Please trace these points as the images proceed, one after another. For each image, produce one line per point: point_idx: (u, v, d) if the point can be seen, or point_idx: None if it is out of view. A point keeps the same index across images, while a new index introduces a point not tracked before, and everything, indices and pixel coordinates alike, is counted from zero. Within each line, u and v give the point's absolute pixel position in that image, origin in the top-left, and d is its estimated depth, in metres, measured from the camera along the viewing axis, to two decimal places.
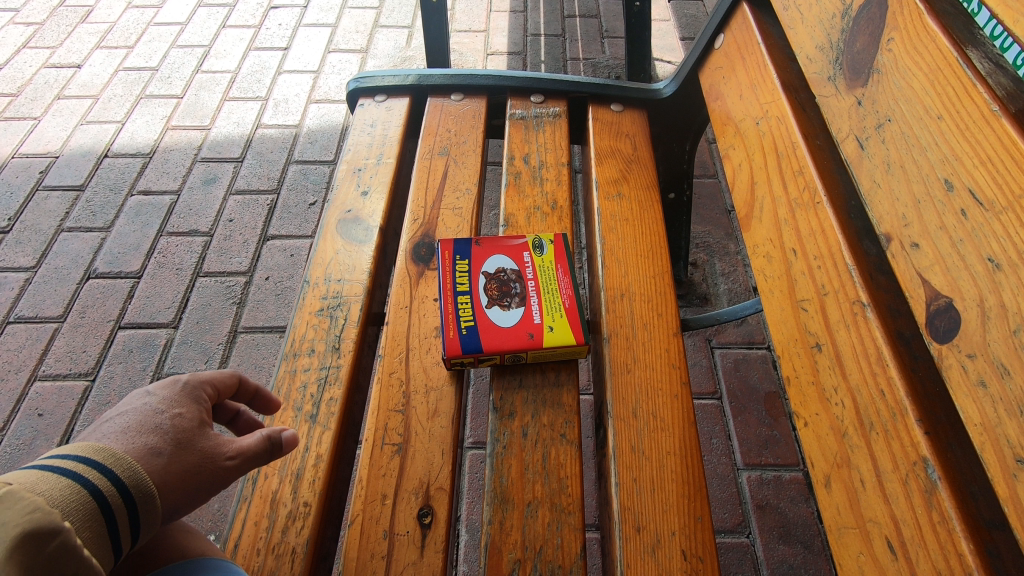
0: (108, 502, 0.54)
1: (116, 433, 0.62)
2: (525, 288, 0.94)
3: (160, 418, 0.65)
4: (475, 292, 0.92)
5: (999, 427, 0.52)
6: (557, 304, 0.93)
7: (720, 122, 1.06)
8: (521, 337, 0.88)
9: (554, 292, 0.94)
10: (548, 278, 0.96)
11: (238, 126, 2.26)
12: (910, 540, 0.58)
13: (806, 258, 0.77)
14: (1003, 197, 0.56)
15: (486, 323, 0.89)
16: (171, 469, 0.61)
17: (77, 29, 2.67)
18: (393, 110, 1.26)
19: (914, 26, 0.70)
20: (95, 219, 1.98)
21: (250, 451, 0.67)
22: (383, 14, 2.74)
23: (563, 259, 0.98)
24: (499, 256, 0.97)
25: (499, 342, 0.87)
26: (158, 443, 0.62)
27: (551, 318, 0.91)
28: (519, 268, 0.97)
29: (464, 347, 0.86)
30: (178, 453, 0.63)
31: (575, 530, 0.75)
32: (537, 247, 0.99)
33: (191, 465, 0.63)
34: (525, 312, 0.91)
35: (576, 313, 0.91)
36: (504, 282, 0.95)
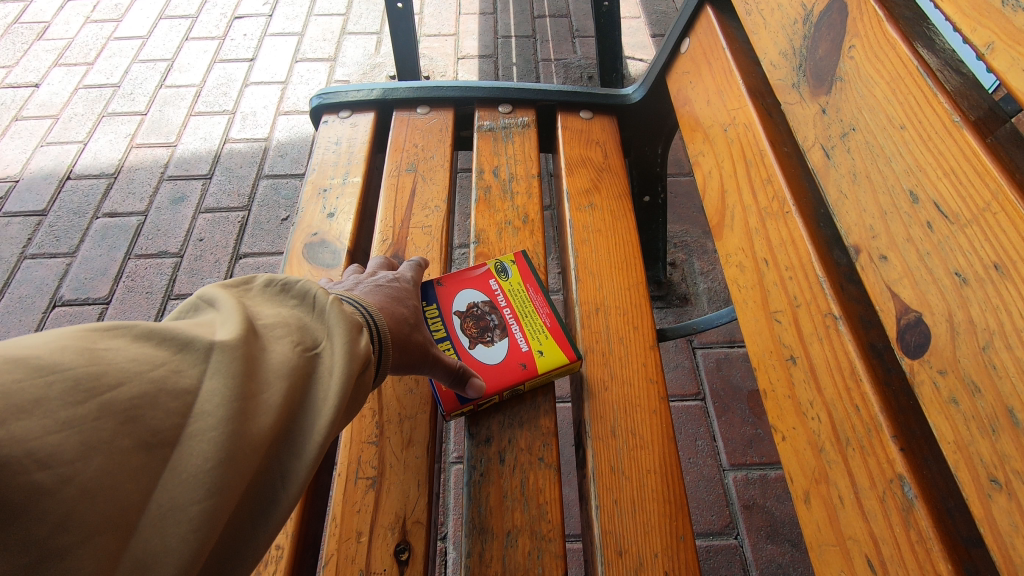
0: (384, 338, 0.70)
1: (379, 300, 0.78)
2: (504, 319, 0.93)
3: (404, 302, 0.82)
4: (451, 335, 0.90)
5: (972, 446, 0.51)
6: (540, 325, 0.92)
7: (688, 128, 1.05)
8: (514, 368, 0.86)
9: (535, 314, 0.93)
10: (522, 303, 0.95)
11: (205, 141, 2.21)
12: (889, 559, 0.57)
13: (777, 268, 0.76)
14: (968, 209, 0.55)
15: (474, 364, 0.87)
16: (404, 334, 0.75)
17: (33, 47, 2.59)
18: (358, 126, 1.24)
19: (875, 33, 0.69)
20: (59, 244, 1.93)
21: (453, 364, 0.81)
22: (351, 21, 2.70)
23: (529, 277, 0.97)
24: (466, 291, 0.95)
25: (497, 381, 0.85)
26: (408, 317, 0.79)
27: (537, 342, 0.89)
28: (490, 298, 0.95)
29: (462, 397, 0.83)
30: (414, 326, 0.78)
31: (557, 557, 0.74)
32: (500, 273, 0.97)
33: (417, 339, 0.77)
34: (512, 344, 0.90)
35: (560, 327, 0.91)
36: (478, 316, 0.93)
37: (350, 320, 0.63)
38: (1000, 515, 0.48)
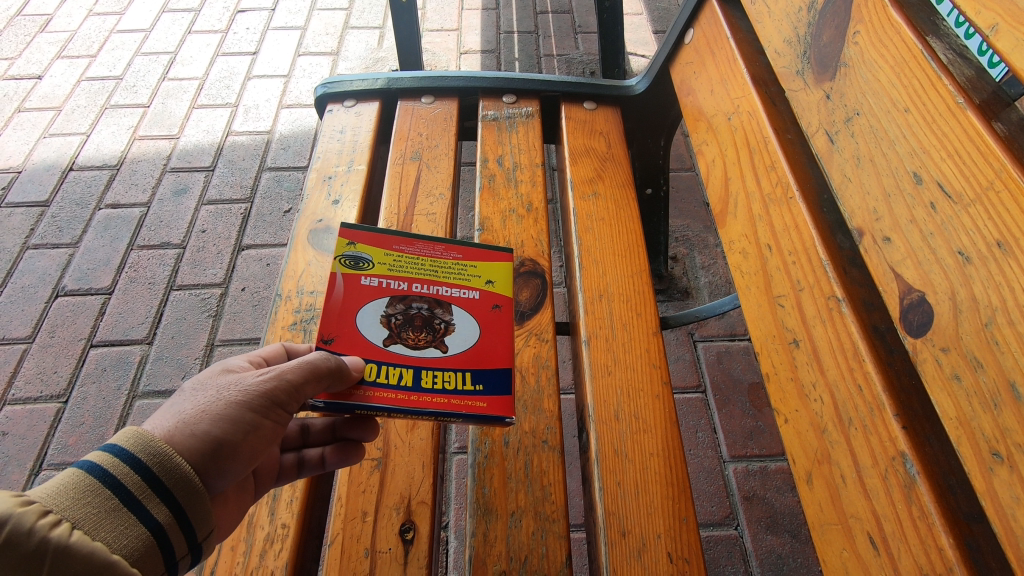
0: (128, 479, 0.53)
1: (195, 395, 0.62)
2: (427, 290, 0.77)
3: (221, 380, 0.64)
4: (399, 360, 0.70)
5: (974, 420, 0.52)
6: (463, 265, 0.80)
7: (692, 117, 1.06)
8: (494, 316, 0.76)
9: (449, 266, 0.80)
10: (419, 262, 0.79)
11: (208, 134, 2.21)
12: (891, 536, 0.58)
13: (780, 253, 0.77)
14: (972, 189, 0.56)
15: (466, 360, 0.71)
16: (204, 414, 0.60)
17: (36, 39, 2.59)
18: (362, 115, 1.24)
19: (879, 18, 0.70)
20: (62, 234, 1.93)
21: (294, 369, 0.64)
22: (353, 15, 2.70)
23: (385, 241, 0.80)
24: (361, 309, 0.73)
25: (505, 336, 0.75)
26: (222, 400, 0.62)
27: (475, 281, 0.79)
28: (395, 294, 0.75)
29: (505, 393, 0.70)
30: (213, 391, 0.62)
31: (560, 538, 0.74)
32: (358, 265, 0.77)
33: (227, 400, 0.62)
34: (475, 314, 0.76)
35: (470, 250, 0.82)
36: (410, 317, 0.74)
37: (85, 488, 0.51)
38: (1001, 487, 0.49)
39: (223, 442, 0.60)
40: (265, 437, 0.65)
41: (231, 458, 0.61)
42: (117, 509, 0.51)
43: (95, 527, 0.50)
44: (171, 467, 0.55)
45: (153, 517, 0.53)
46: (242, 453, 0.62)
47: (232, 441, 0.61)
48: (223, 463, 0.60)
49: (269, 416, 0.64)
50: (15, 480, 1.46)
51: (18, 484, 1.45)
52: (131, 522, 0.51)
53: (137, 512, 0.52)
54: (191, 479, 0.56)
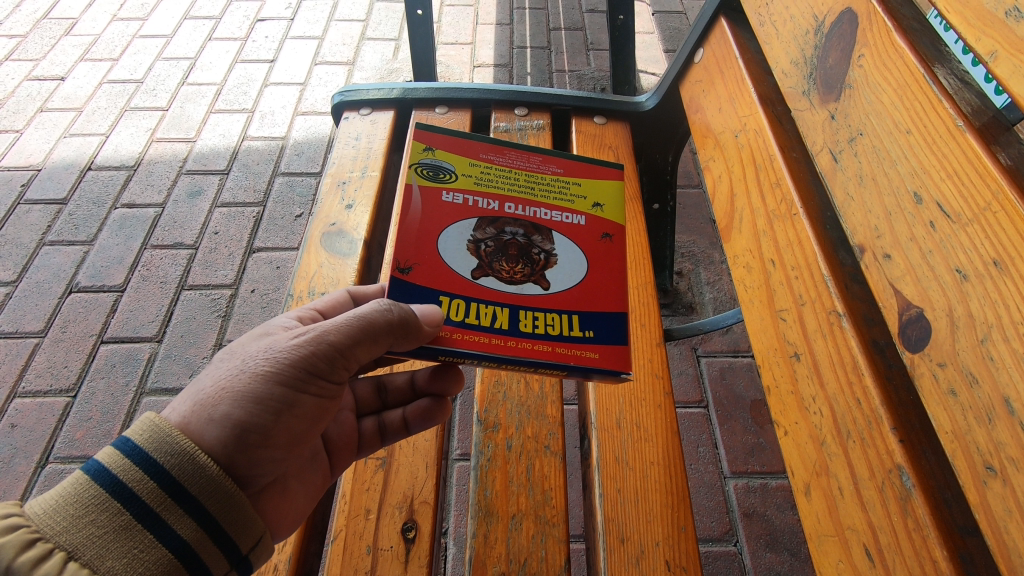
0: (141, 488, 0.55)
1: (230, 367, 0.64)
2: (522, 211, 0.78)
3: (258, 349, 0.66)
4: (496, 298, 0.69)
5: (968, 435, 0.53)
6: (561, 186, 0.82)
7: (700, 134, 1.08)
8: (604, 244, 0.77)
9: (544, 186, 0.82)
10: (511, 178, 0.81)
11: (224, 138, 2.26)
12: (886, 547, 0.59)
13: (783, 268, 0.78)
14: (970, 209, 0.57)
15: (571, 300, 0.71)
16: (228, 392, 0.62)
17: (61, 42, 2.65)
18: (377, 123, 1.27)
19: (883, 42, 0.71)
20: (77, 232, 1.96)
21: (335, 332, 0.65)
22: (370, 27, 2.76)
23: (469, 151, 0.82)
24: (447, 230, 0.74)
25: (612, 270, 0.75)
26: (257, 372, 0.63)
27: (581, 206, 0.81)
28: (491, 211, 0.77)
29: (617, 342, 0.69)
30: (241, 365, 0.64)
31: (560, 542, 0.75)
32: (440, 178, 0.78)
33: (258, 372, 0.63)
34: (581, 241, 0.77)
35: (570, 167, 0.84)
36: (505, 241, 0.74)
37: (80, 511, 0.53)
38: (995, 501, 0.50)
39: (251, 420, 0.62)
40: (303, 408, 0.67)
41: (264, 443, 0.64)
42: (129, 526, 0.54)
43: (104, 542, 0.52)
44: (193, 468, 0.57)
45: (175, 532, 0.55)
46: (276, 431, 0.64)
47: (260, 420, 0.63)
48: (254, 450, 0.63)
49: (304, 386, 0.66)
50: (22, 473, 1.48)
51: (24, 476, 1.47)
52: (147, 532, 0.54)
53: (153, 522, 0.54)
54: (215, 481, 0.58)
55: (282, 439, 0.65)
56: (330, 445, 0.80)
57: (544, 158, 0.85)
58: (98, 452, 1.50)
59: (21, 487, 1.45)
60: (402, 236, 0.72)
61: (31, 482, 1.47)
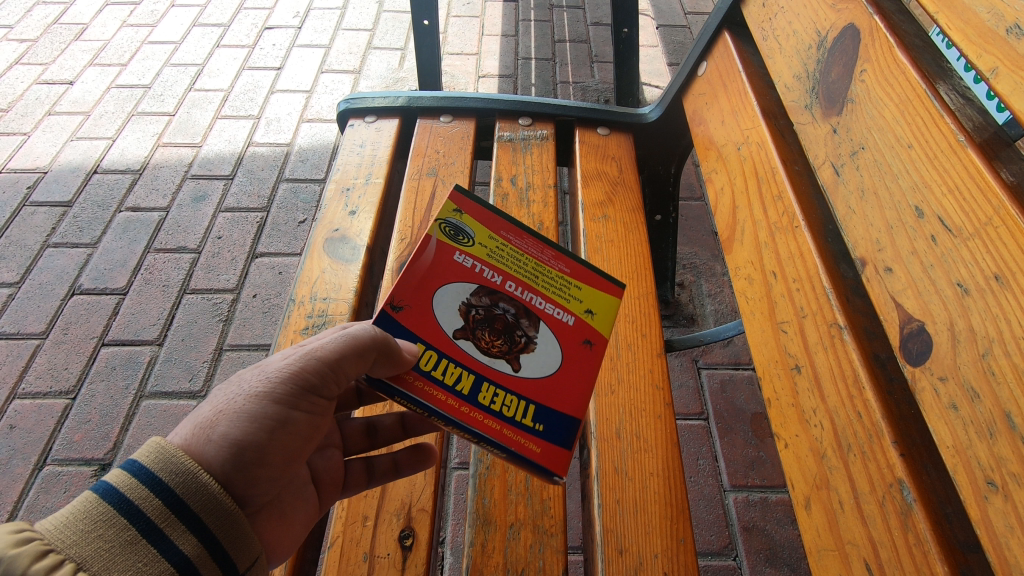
0: (147, 506, 0.55)
1: (225, 390, 0.64)
2: (519, 293, 0.73)
3: (252, 371, 0.66)
4: (463, 360, 0.68)
5: (969, 449, 0.53)
6: (567, 281, 0.76)
7: (702, 146, 1.08)
8: (588, 354, 0.72)
9: (551, 276, 0.76)
10: (521, 259, 0.76)
11: (229, 143, 2.27)
12: (887, 563, 0.58)
13: (784, 281, 0.79)
14: (971, 223, 0.58)
15: (537, 390, 0.68)
16: (224, 412, 0.62)
17: (70, 46, 2.68)
18: (382, 131, 1.28)
19: (886, 58, 0.72)
20: (82, 234, 1.97)
21: (326, 349, 0.65)
22: (377, 36, 2.78)
23: (491, 221, 0.77)
24: (443, 287, 0.72)
25: (591, 383, 0.70)
26: (251, 392, 0.64)
27: (587, 290, 0.76)
28: (490, 280, 0.73)
29: (564, 445, 0.66)
30: (236, 388, 0.64)
31: (557, 552, 0.75)
32: (456, 238, 0.75)
33: (251, 392, 0.64)
34: (565, 339, 0.72)
35: (579, 267, 0.77)
36: (494, 312, 0.72)
37: (91, 521, 0.53)
38: (996, 517, 0.50)
39: (249, 439, 0.62)
40: (302, 425, 0.67)
41: (264, 461, 0.64)
42: (135, 541, 0.53)
43: (108, 558, 0.52)
44: (197, 486, 0.58)
45: (179, 548, 0.55)
46: (276, 449, 0.65)
47: (257, 437, 0.63)
48: (254, 469, 0.63)
49: (299, 404, 0.66)
50: (19, 474, 1.47)
51: (21, 478, 1.47)
52: (151, 549, 0.54)
53: (157, 539, 0.54)
54: (217, 500, 0.58)
55: (278, 458, 0.65)
56: (318, 481, 0.77)
57: (558, 248, 0.78)
58: (96, 455, 1.50)
59: (18, 489, 1.45)
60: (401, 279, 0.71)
61: (28, 484, 1.46)
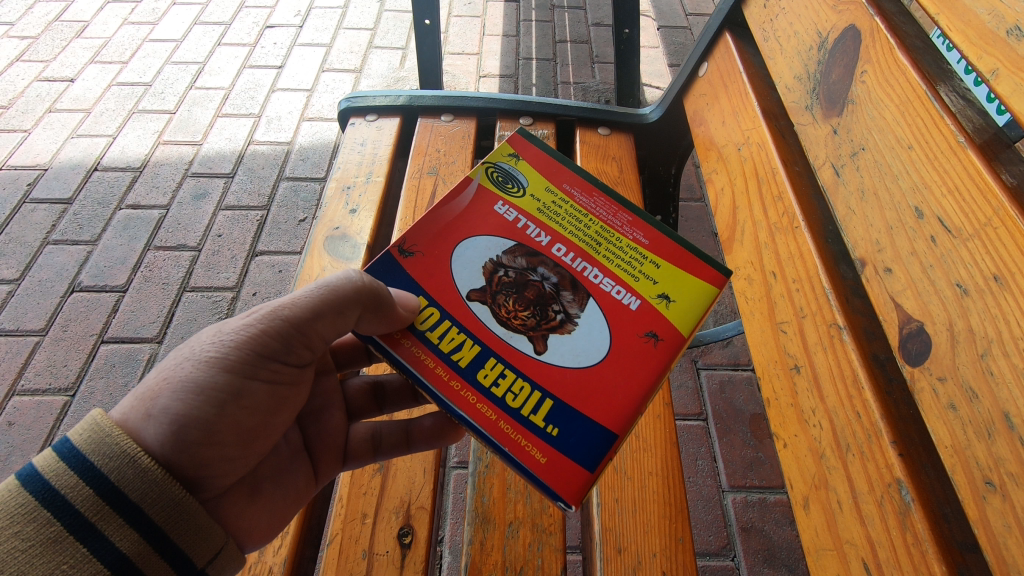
0: (76, 496, 0.54)
1: (177, 358, 0.64)
2: (570, 258, 0.74)
3: (209, 337, 0.66)
4: (477, 333, 0.68)
5: (968, 450, 0.53)
6: (635, 256, 0.75)
7: (703, 146, 1.08)
8: (645, 345, 0.68)
9: (616, 249, 0.75)
10: (581, 223, 0.78)
11: (230, 142, 2.27)
12: (885, 562, 0.58)
13: (784, 281, 0.79)
14: (971, 224, 0.58)
15: (561, 382, 0.66)
16: (174, 381, 0.62)
17: (71, 44, 2.68)
18: (383, 130, 1.28)
19: (886, 59, 0.72)
20: (82, 232, 1.97)
21: (294, 308, 0.67)
22: (378, 35, 2.79)
23: (554, 176, 0.82)
24: (475, 239, 0.76)
25: (631, 379, 0.66)
26: (210, 357, 0.64)
27: (650, 269, 0.74)
28: (529, 236, 0.76)
29: (576, 459, 0.61)
30: (188, 351, 0.65)
31: (556, 550, 0.75)
32: (507, 188, 0.81)
33: (209, 357, 0.64)
34: (618, 328, 0.69)
35: (659, 237, 0.76)
36: (521, 275, 0.73)
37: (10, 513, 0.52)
38: (994, 516, 0.50)
39: (197, 407, 0.62)
40: (256, 398, 0.67)
41: (215, 438, 0.63)
42: (60, 537, 0.53)
43: (30, 556, 0.52)
44: (136, 472, 0.56)
45: (113, 542, 0.54)
46: (227, 422, 0.65)
47: (217, 404, 0.64)
48: (202, 448, 0.62)
49: (257, 371, 0.67)
50: (17, 470, 1.47)
51: None
52: (79, 545, 0.53)
53: (89, 532, 0.54)
54: (162, 487, 0.57)
55: (232, 436, 0.66)
56: (313, 451, 0.80)
57: (632, 220, 0.78)
58: None
59: None
60: (425, 223, 0.77)
61: None
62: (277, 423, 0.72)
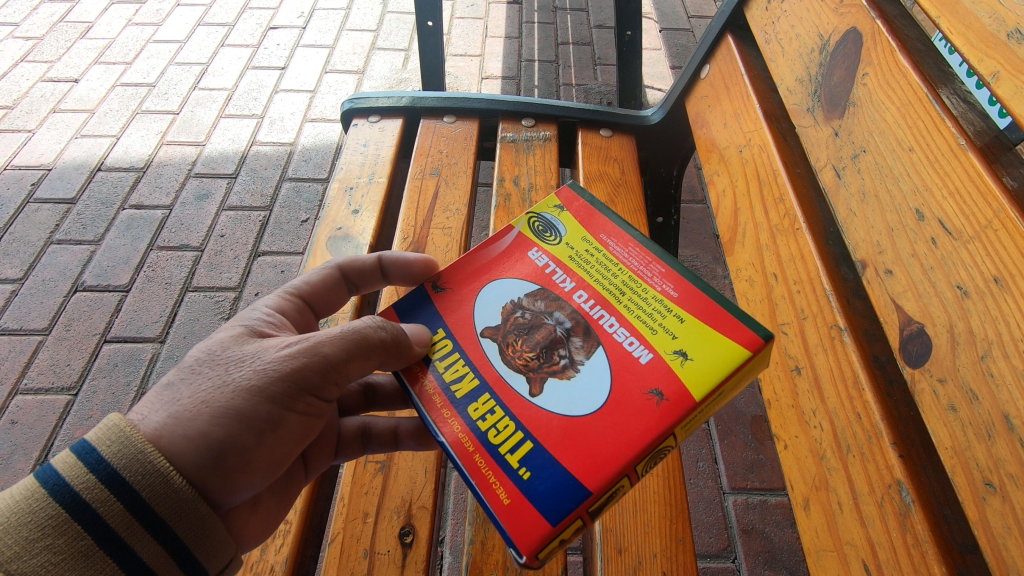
0: (106, 510, 0.55)
1: (209, 378, 0.63)
2: (589, 306, 0.70)
3: (244, 360, 0.65)
4: (482, 370, 0.68)
5: (968, 451, 0.53)
6: (659, 309, 0.68)
7: (705, 148, 1.09)
8: (648, 404, 0.62)
9: (640, 300, 0.69)
10: (611, 274, 0.73)
11: (233, 142, 2.28)
12: (885, 563, 0.58)
13: (786, 282, 0.79)
14: (971, 226, 0.58)
15: (546, 427, 0.62)
16: (208, 407, 0.62)
17: (75, 44, 2.69)
18: (386, 131, 1.29)
19: (888, 62, 0.73)
20: (85, 232, 1.98)
21: (331, 345, 0.66)
22: (381, 37, 2.79)
23: (593, 224, 0.78)
24: (500, 282, 0.75)
25: (623, 432, 0.61)
26: (243, 386, 0.63)
27: (673, 323, 0.66)
28: (548, 279, 0.74)
29: (540, 509, 0.57)
30: (222, 376, 0.64)
31: (557, 551, 0.76)
32: (545, 236, 0.78)
33: (244, 386, 0.63)
34: (622, 378, 0.64)
35: (691, 288, 0.68)
36: (533, 317, 0.71)
37: (41, 524, 0.53)
38: (994, 517, 0.50)
39: (230, 440, 0.62)
40: (286, 431, 0.67)
41: (243, 467, 0.64)
42: (90, 550, 0.54)
43: (60, 568, 0.53)
44: (165, 490, 0.57)
45: (140, 555, 0.56)
46: (256, 454, 0.65)
47: (246, 436, 0.63)
48: (231, 472, 0.63)
49: (289, 407, 0.66)
50: (20, 470, 1.48)
51: (22, 473, 1.47)
52: (108, 558, 0.55)
53: (117, 546, 0.55)
54: (187, 505, 0.59)
55: (262, 463, 0.66)
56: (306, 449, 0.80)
57: (666, 272, 0.71)
58: None
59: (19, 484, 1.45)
60: (461, 263, 0.78)
61: None
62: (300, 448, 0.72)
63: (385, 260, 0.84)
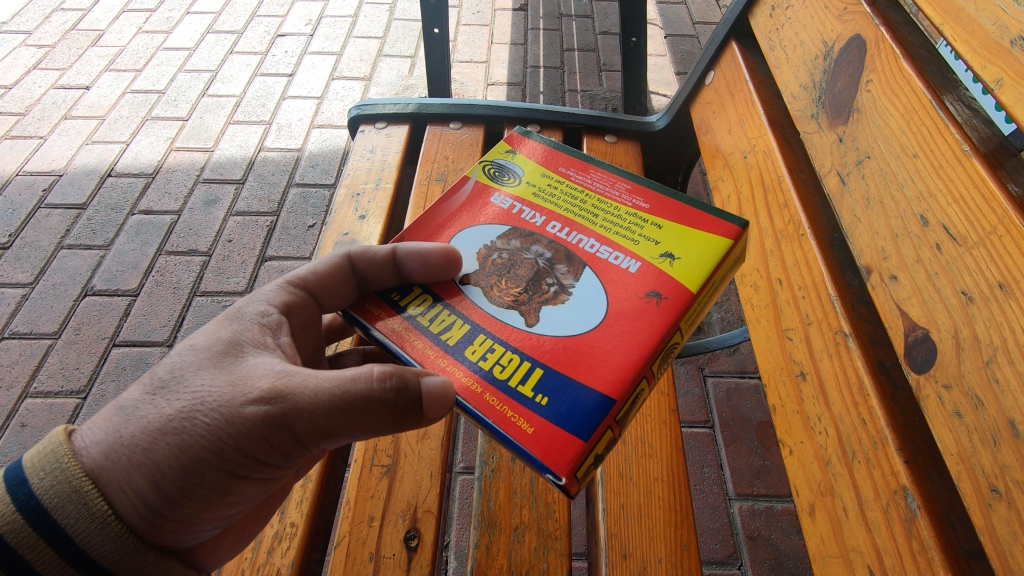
0: (35, 555, 0.58)
1: (158, 422, 0.60)
2: (565, 233, 0.77)
3: (204, 407, 0.60)
4: (468, 315, 0.68)
5: (974, 457, 0.53)
6: (636, 221, 0.78)
7: (709, 154, 1.09)
8: (649, 306, 0.67)
9: (612, 217, 0.79)
10: (578, 199, 0.82)
11: (241, 148, 2.30)
12: (891, 569, 0.58)
13: (791, 288, 0.79)
14: (975, 232, 0.58)
15: (552, 353, 0.64)
16: (150, 460, 0.59)
17: (87, 52, 2.73)
18: (392, 137, 1.30)
19: (891, 68, 0.73)
20: (94, 237, 2.00)
21: (303, 416, 0.60)
22: (387, 44, 2.82)
23: (553, 163, 0.88)
24: (467, 229, 0.79)
25: (629, 336, 0.65)
26: (194, 436, 0.60)
27: (654, 233, 0.75)
28: (520, 213, 0.81)
29: (567, 428, 0.58)
30: (176, 420, 0.60)
31: (561, 555, 0.76)
32: (504, 180, 0.85)
33: (193, 438, 0.60)
34: (618, 294, 0.69)
35: (659, 203, 0.80)
36: (513, 255, 0.75)
37: None
38: (999, 523, 0.50)
39: (170, 494, 0.61)
40: (237, 490, 0.67)
41: (180, 523, 0.64)
42: None
43: None
44: (103, 538, 0.59)
45: None
46: (199, 512, 0.65)
47: (187, 493, 0.62)
48: (170, 528, 0.64)
49: (240, 470, 0.64)
50: None
51: None
52: None
53: None
54: (129, 554, 0.60)
55: (206, 518, 0.67)
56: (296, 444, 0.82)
57: (632, 189, 0.82)
58: None
59: None
60: (423, 220, 0.82)
61: None
62: (260, 491, 0.71)
63: (399, 250, 0.71)
